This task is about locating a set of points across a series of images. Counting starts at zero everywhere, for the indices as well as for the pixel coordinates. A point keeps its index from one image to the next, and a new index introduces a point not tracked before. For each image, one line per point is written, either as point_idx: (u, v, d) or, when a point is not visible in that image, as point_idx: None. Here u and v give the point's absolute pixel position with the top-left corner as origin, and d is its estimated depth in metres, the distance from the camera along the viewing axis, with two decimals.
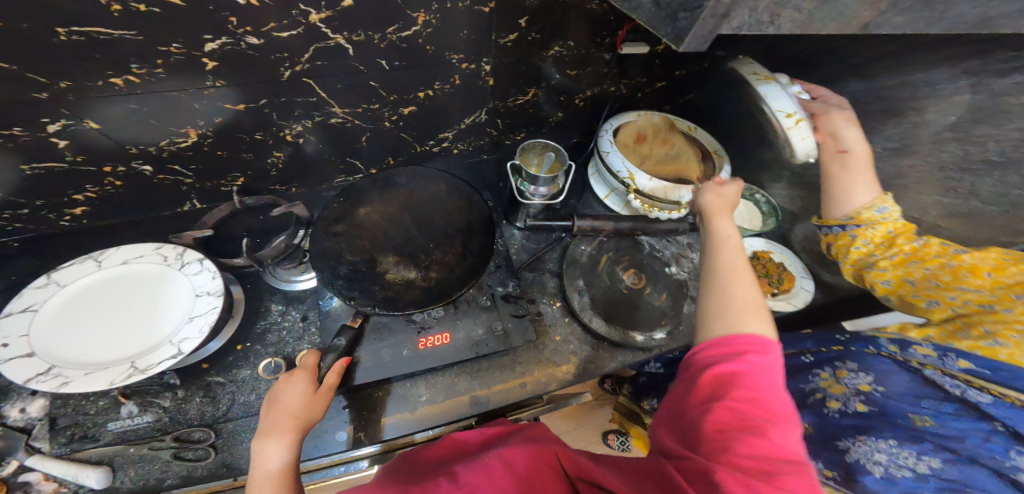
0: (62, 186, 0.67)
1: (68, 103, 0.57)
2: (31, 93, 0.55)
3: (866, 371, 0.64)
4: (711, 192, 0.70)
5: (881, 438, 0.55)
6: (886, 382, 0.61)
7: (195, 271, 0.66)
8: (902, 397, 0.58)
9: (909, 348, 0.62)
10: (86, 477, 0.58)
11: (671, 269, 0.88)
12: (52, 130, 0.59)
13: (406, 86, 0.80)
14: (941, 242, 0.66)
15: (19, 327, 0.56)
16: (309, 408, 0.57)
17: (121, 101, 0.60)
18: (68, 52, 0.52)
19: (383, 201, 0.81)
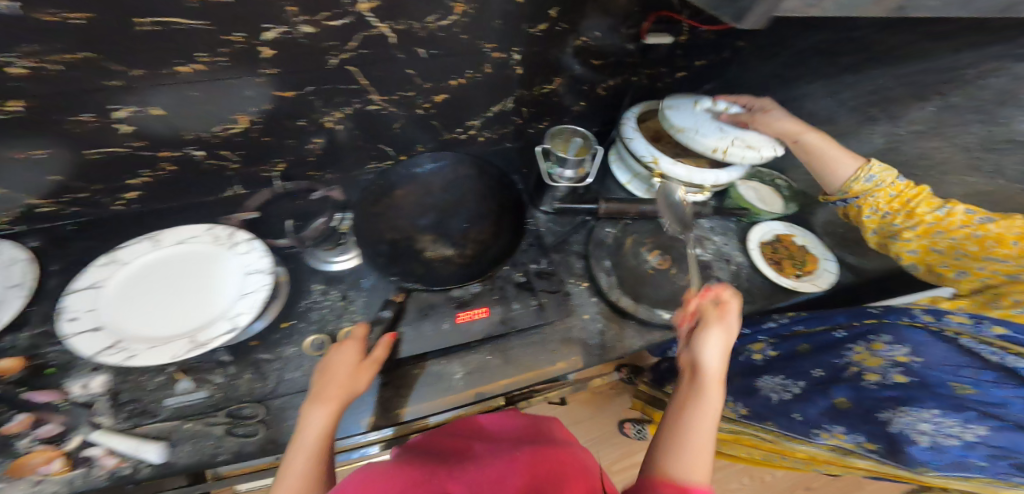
0: (119, 170, 0.71)
1: (134, 89, 0.62)
2: (106, 81, 0.60)
3: (902, 342, 0.64)
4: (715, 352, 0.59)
5: (924, 408, 0.58)
6: (925, 352, 0.62)
7: (245, 251, 0.69)
8: (941, 367, 0.60)
9: (943, 316, 0.63)
10: (148, 450, 0.57)
11: (695, 250, 0.90)
12: (119, 117, 0.64)
13: (440, 74, 0.83)
14: (966, 209, 0.68)
15: (86, 303, 0.59)
16: (354, 378, 0.59)
17: (188, 87, 0.65)
18: (151, 39, 0.58)
19: (418, 185, 0.84)
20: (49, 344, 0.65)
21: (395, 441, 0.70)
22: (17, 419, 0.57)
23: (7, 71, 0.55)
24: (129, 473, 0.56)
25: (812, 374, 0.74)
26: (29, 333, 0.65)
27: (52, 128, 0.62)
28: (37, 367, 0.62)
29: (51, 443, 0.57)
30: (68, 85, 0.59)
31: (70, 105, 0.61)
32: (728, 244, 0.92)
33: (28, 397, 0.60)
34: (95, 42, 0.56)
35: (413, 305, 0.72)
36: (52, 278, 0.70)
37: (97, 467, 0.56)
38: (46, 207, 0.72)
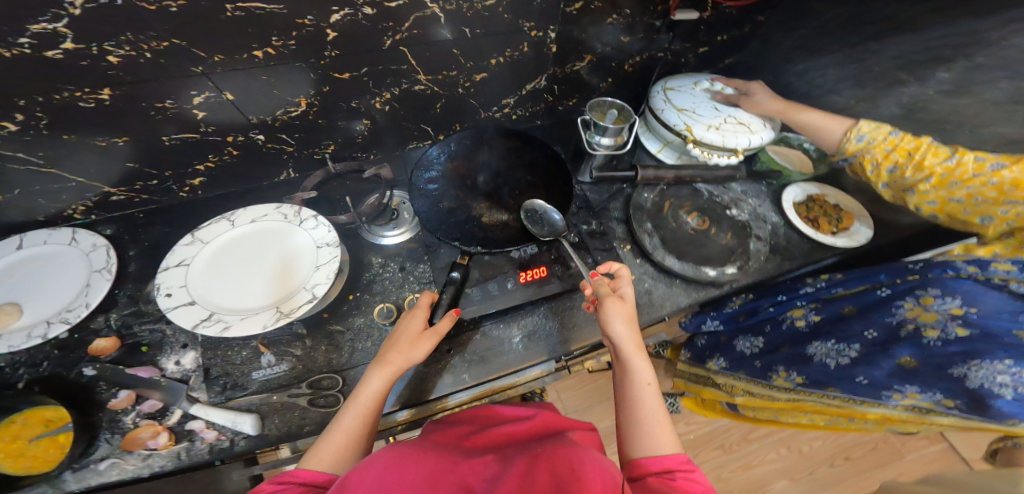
0: (189, 156, 0.76)
1: (214, 74, 0.66)
2: (190, 67, 0.64)
3: (953, 294, 0.65)
4: (621, 323, 0.64)
5: (996, 359, 0.59)
6: (978, 302, 0.63)
7: (313, 226, 0.72)
8: (998, 315, 0.62)
9: (988, 265, 0.64)
10: (242, 423, 0.60)
11: (731, 212, 0.94)
12: (196, 103, 0.69)
13: (481, 54, 0.84)
14: (976, 158, 0.72)
15: (177, 279, 0.63)
16: (413, 349, 0.62)
17: (257, 72, 0.69)
18: (229, 26, 0.61)
19: (465, 158, 0.87)
20: (139, 323, 0.68)
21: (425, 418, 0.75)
22: (121, 396, 0.62)
23: (107, 58, 0.59)
24: (227, 446, 0.60)
25: (864, 335, 0.75)
26: (118, 314, 0.68)
27: (136, 116, 0.67)
28: (133, 347, 0.66)
29: (154, 418, 0.61)
30: (155, 72, 0.63)
31: (153, 93, 0.65)
32: (762, 206, 0.96)
33: (129, 373, 0.63)
34: (180, 30, 0.59)
35: (476, 267, 0.77)
36: (131, 262, 0.74)
37: (198, 440, 0.60)
38: (120, 194, 0.76)
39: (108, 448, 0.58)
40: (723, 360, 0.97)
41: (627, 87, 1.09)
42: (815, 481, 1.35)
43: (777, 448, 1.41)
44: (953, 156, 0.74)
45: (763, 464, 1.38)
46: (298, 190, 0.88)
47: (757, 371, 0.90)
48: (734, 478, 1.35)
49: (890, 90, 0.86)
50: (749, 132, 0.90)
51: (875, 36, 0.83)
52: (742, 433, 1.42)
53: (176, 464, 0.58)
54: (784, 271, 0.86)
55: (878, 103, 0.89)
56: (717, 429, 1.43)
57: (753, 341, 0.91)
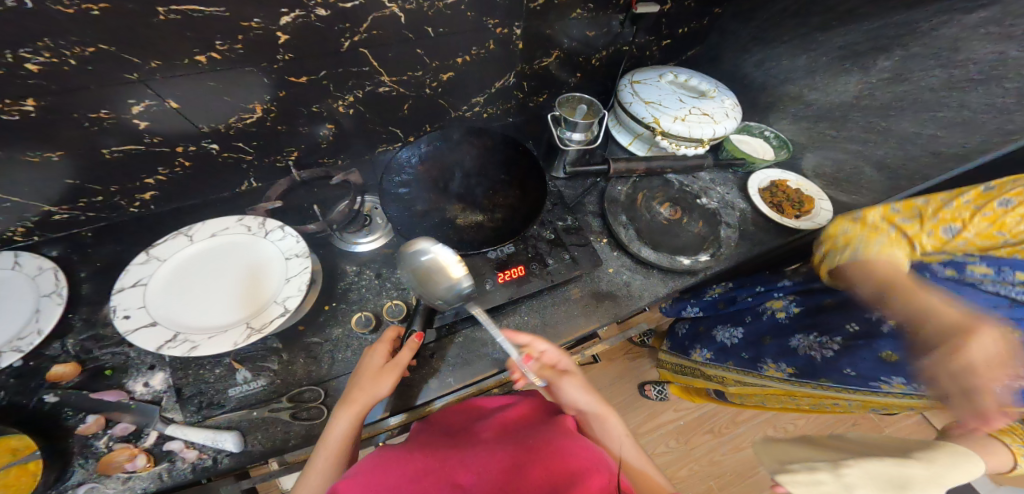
0: (137, 168, 0.71)
1: (153, 81, 0.62)
2: (124, 75, 0.60)
3: (933, 293, 0.63)
4: (583, 391, 0.68)
5: None
6: (958, 303, 0.61)
7: (280, 237, 0.69)
8: (982, 314, 0.60)
9: (966, 268, 0.61)
10: (225, 440, 0.58)
11: (701, 201, 0.96)
12: (135, 112, 0.65)
13: (446, 52, 0.83)
14: (886, 211, 0.67)
15: (135, 300, 0.59)
16: (377, 384, 0.61)
17: (203, 78, 0.65)
18: (165, 31, 0.58)
19: (437, 160, 0.86)
20: (99, 347, 0.64)
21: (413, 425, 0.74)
22: (90, 420, 0.58)
23: (25, 66, 0.55)
24: (211, 465, 0.57)
25: (847, 328, 0.74)
26: (75, 339, 0.64)
27: (72, 128, 0.62)
28: (98, 370, 0.62)
29: (128, 441, 0.58)
30: (87, 80, 0.59)
31: (86, 101, 0.61)
32: (730, 194, 0.99)
33: (95, 397, 0.60)
34: (108, 34, 0.56)
35: None
36: (85, 285, 0.69)
37: (180, 461, 0.57)
38: (62, 213, 0.71)
39: (84, 472, 0.55)
40: (707, 350, 1.00)
41: (595, 82, 1.10)
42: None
43: (765, 429, 1.46)
44: (912, 203, 0.66)
45: (751, 445, 1.43)
46: (261, 200, 0.84)
47: (747, 362, 0.91)
48: (725, 461, 1.40)
49: (840, 79, 0.90)
50: (713, 124, 0.93)
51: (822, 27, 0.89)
52: (730, 417, 1.48)
53: (158, 485, 0.55)
54: (751, 256, 0.90)
55: (831, 91, 0.93)
56: (706, 414, 1.48)
57: (732, 331, 0.94)
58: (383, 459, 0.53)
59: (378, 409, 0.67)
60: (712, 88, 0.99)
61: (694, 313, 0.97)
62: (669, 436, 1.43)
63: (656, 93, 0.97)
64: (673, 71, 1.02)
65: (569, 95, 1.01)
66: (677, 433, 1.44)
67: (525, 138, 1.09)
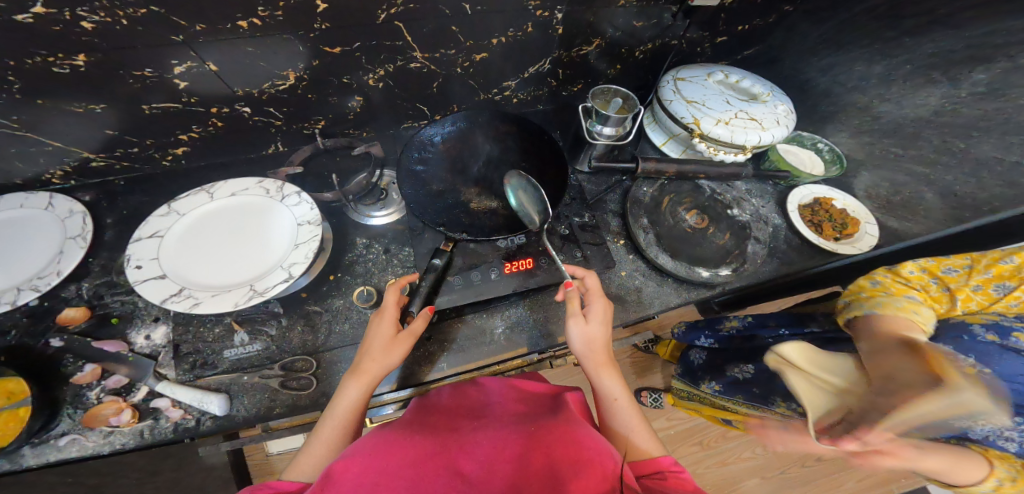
0: (170, 125, 0.73)
1: (195, 43, 0.63)
2: (169, 35, 0.61)
3: (967, 354, 0.60)
4: (581, 343, 0.64)
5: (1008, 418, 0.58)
6: (996, 364, 0.59)
7: (295, 203, 0.69)
8: (1014, 378, 0.58)
9: (1010, 335, 0.60)
10: (210, 402, 0.60)
11: (733, 212, 0.89)
12: (177, 73, 0.66)
13: (483, 32, 0.80)
14: (914, 268, 0.70)
15: (149, 251, 0.61)
16: (388, 355, 0.59)
17: (242, 43, 0.65)
18: None
19: (458, 140, 0.84)
20: (110, 294, 0.67)
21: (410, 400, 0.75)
22: (86, 370, 0.61)
23: (80, 24, 0.56)
24: (193, 425, 0.59)
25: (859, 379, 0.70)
26: (90, 284, 0.68)
27: (114, 83, 0.64)
28: (100, 320, 0.65)
29: (119, 394, 0.60)
30: (128, 37, 0.60)
31: (130, 59, 0.62)
32: (766, 206, 0.92)
33: (95, 346, 0.62)
34: None
35: (459, 255, 0.74)
36: (107, 231, 0.72)
37: (163, 419, 0.59)
38: (99, 161, 0.74)
39: (68, 424, 0.58)
40: (715, 383, 1.03)
41: (636, 75, 1.04)
42: (785, 479, 1.34)
43: (753, 446, 1.38)
44: (965, 259, 0.68)
45: (739, 462, 1.36)
46: (283, 165, 0.85)
47: (758, 397, 0.92)
48: (708, 474, 1.34)
49: (922, 90, 0.81)
50: (758, 130, 0.85)
51: (911, 32, 0.79)
52: (721, 431, 1.41)
53: (140, 441, 0.58)
54: (780, 275, 0.84)
55: (905, 103, 0.84)
56: (697, 425, 1.42)
57: (744, 367, 0.97)
58: (379, 442, 0.49)
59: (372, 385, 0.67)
60: (765, 91, 0.91)
61: (706, 344, 1.05)
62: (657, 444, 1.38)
63: (700, 92, 0.90)
64: (722, 70, 0.95)
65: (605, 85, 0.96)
66: (665, 443, 1.38)
67: (551, 127, 1.05)
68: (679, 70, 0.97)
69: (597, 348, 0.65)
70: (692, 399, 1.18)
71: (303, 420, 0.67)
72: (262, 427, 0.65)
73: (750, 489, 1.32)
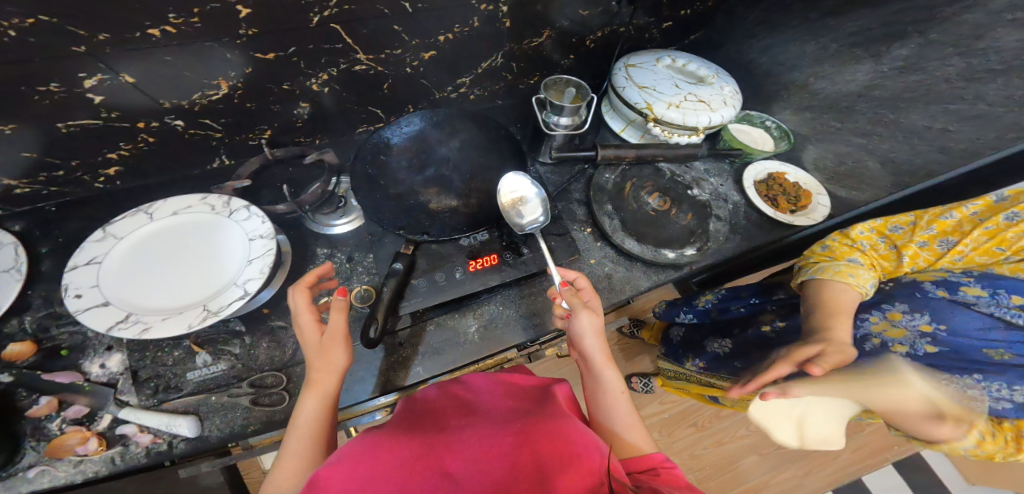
0: (98, 144, 0.70)
1: (103, 55, 0.59)
2: (71, 47, 0.57)
3: (920, 311, 0.66)
4: (591, 337, 0.65)
5: (966, 375, 0.60)
6: (948, 320, 0.64)
7: (245, 218, 0.67)
8: (967, 333, 0.63)
9: (958, 289, 0.64)
10: (179, 425, 0.57)
11: (693, 192, 0.92)
12: (89, 87, 0.62)
13: (427, 29, 0.79)
14: (865, 229, 0.73)
15: (88, 279, 0.58)
16: (329, 359, 0.58)
17: (159, 52, 0.62)
18: (108, 2, 0.54)
19: (415, 142, 0.83)
20: (57, 325, 0.64)
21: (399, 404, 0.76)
22: (42, 402, 0.58)
23: None
24: (165, 449, 0.57)
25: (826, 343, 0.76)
26: (32, 316, 0.64)
27: (23, 103, 0.60)
28: (54, 350, 0.62)
29: (82, 424, 0.58)
30: (32, 51, 0.56)
31: (35, 75, 0.58)
32: (724, 185, 0.94)
33: (45, 378, 0.58)
34: (45, 5, 0.52)
35: (422, 257, 0.74)
36: (45, 261, 0.69)
37: (133, 444, 0.57)
38: (24, 188, 0.70)
39: (34, 456, 0.55)
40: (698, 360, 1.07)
41: (590, 64, 1.05)
42: (781, 455, 1.40)
43: (748, 425, 1.46)
44: (910, 217, 0.72)
45: (735, 440, 1.42)
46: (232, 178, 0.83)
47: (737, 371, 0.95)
48: (706, 455, 1.40)
49: (850, 66, 0.89)
50: (708, 111, 0.88)
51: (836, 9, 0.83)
52: (714, 411, 1.46)
53: (111, 468, 0.56)
54: (741, 251, 0.87)
55: (837, 79, 0.92)
56: (689, 408, 1.47)
57: (722, 342, 1.00)
58: (364, 448, 0.47)
59: (352, 394, 0.67)
60: (710, 72, 0.94)
61: (687, 320, 1.07)
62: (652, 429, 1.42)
63: (650, 77, 0.92)
64: (670, 55, 0.97)
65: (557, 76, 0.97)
66: (660, 426, 1.44)
67: (511, 122, 1.05)
68: (629, 55, 0.98)
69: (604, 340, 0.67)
70: (678, 379, 1.22)
71: (286, 434, 0.65)
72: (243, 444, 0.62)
73: (748, 468, 1.38)
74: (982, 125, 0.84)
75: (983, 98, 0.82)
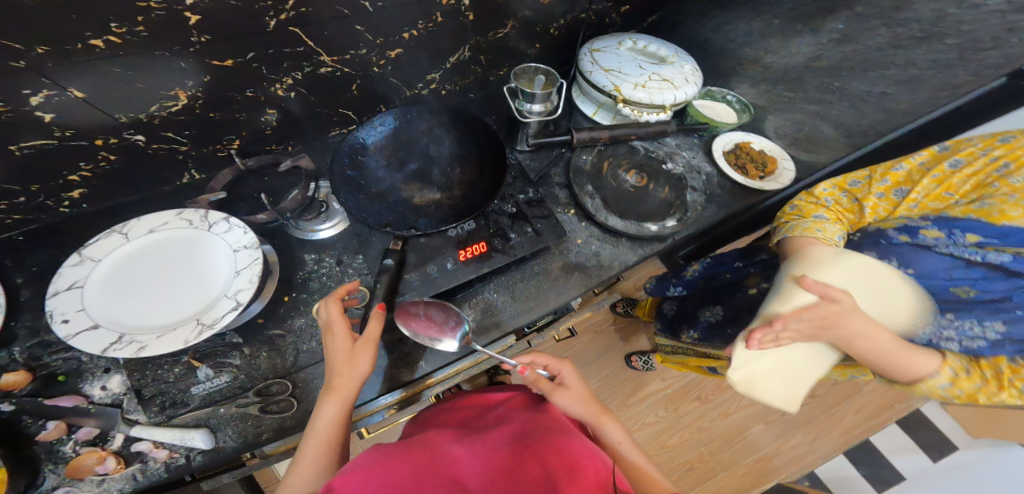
0: (57, 165, 0.67)
1: (47, 69, 0.57)
2: (8, 62, 0.54)
3: (887, 257, 0.69)
4: (574, 403, 0.70)
5: (939, 315, 0.63)
6: (914, 263, 0.66)
7: (226, 229, 0.66)
8: (931, 275, 0.65)
9: (918, 233, 0.67)
10: (193, 439, 0.57)
11: (667, 166, 0.95)
12: (36, 104, 0.59)
13: (391, 27, 0.79)
14: (826, 186, 0.77)
15: (72, 304, 0.56)
16: (354, 363, 0.59)
17: (107, 64, 0.60)
18: (46, 13, 0.52)
19: (392, 140, 0.83)
20: (49, 353, 0.61)
21: (405, 403, 0.75)
22: (51, 426, 0.57)
23: None
24: (184, 463, 0.57)
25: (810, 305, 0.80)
26: (22, 347, 0.61)
27: None
28: (46, 377, 0.60)
29: (96, 444, 0.57)
30: None
31: None
32: (696, 157, 0.98)
33: (48, 404, 0.57)
34: None
35: (411, 251, 0.73)
36: (22, 291, 0.66)
37: (151, 460, 0.57)
38: None
39: (55, 478, 0.55)
40: (693, 331, 1.10)
41: (556, 53, 1.07)
42: (787, 421, 1.46)
43: (750, 394, 1.49)
44: (865, 171, 0.77)
45: (739, 410, 1.47)
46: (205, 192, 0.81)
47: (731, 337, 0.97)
48: (713, 428, 1.44)
49: (793, 39, 0.95)
50: (672, 89, 0.91)
51: None
52: (715, 383, 1.50)
53: (134, 485, 0.56)
54: (719, 219, 0.90)
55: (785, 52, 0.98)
56: (690, 382, 1.50)
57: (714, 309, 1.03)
58: (378, 459, 0.50)
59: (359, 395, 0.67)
60: (672, 53, 0.97)
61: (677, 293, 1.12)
62: (658, 406, 1.47)
63: (615, 60, 0.95)
64: (631, 37, 1.00)
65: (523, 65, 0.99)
66: (665, 402, 1.48)
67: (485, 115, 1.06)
68: (592, 40, 1.00)
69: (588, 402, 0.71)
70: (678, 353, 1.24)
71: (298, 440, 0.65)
72: (256, 455, 0.62)
73: (757, 434, 1.44)
74: (917, 85, 0.88)
75: (913, 63, 0.86)
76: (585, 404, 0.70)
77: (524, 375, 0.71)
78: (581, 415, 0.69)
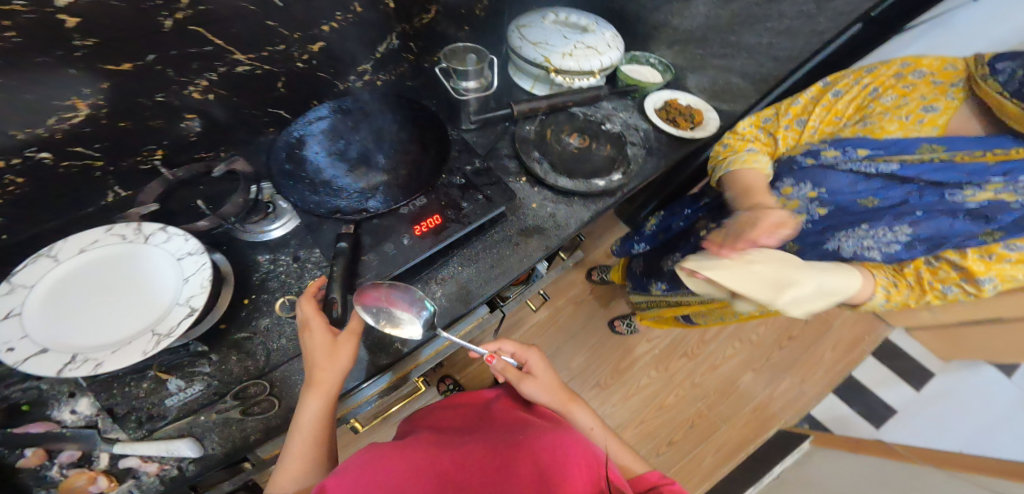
0: None
1: None
2: None
3: (804, 181, 0.88)
4: (541, 388, 0.77)
5: (857, 228, 0.82)
6: (824, 183, 0.85)
7: (163, 238, 0.66)
8: (840, 193, 0.84)
9: (820, 155, 0.85)
10: (177, 448, 0.58)
11: (606, 126, 1.00)
12: None
13: (305, 19, 0.80)
14: (744, 125, 0.93)
15: (15, 331, 0.55)
16: (337, 360, 0.59)
17: None
18: None
19: (330, 135, 0.84)
20: (8, 385, 0.62)
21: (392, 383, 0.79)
22: (30, 453, 0.60)
23: None
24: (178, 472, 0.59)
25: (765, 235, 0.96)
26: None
27: None
28: (9, 415, 0.60)
29: (81, 466, 0.61)
30: None
31: None
32: (631, 117, 1.03)
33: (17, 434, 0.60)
34: None
35: (367, 232, 0.75)
36: None
37: (143, 475, 0.60)
38: None
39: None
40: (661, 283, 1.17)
41: (487, 34, 1.10)
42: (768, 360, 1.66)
43: (733, 343, 1.69)
44: (772, 110, 0.93)
45: (726, 361, 1.65)
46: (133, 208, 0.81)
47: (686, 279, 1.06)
48: (705, 381, 1.61)
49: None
50: (598, 54, 0.96)
51: None
52: (700, 339, 1.69)
53: None
54: (658, 169, 0.96)
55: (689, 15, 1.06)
56: (676, 341, 1.67)
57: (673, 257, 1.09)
58: (375, 459, 0.51)
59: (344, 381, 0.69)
60: (591, 21, 1.01)
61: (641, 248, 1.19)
62: (649, 368, 1.62)
63: (540, 34, 0.98)
64: (554, 11, 1.03)
65: (456, 46, 1.01)
66: (654, 363, 1.63)
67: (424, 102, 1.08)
68: (517, 18, 1.02)
69: (558, 388, 0.79)
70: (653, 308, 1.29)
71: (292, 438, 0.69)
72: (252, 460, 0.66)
73: (747, 383, 1.62)
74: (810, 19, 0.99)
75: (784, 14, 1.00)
76: (556, 392, 0.78)
77: (494, 364, 0.78)
78: (553, 400, 0.76)
